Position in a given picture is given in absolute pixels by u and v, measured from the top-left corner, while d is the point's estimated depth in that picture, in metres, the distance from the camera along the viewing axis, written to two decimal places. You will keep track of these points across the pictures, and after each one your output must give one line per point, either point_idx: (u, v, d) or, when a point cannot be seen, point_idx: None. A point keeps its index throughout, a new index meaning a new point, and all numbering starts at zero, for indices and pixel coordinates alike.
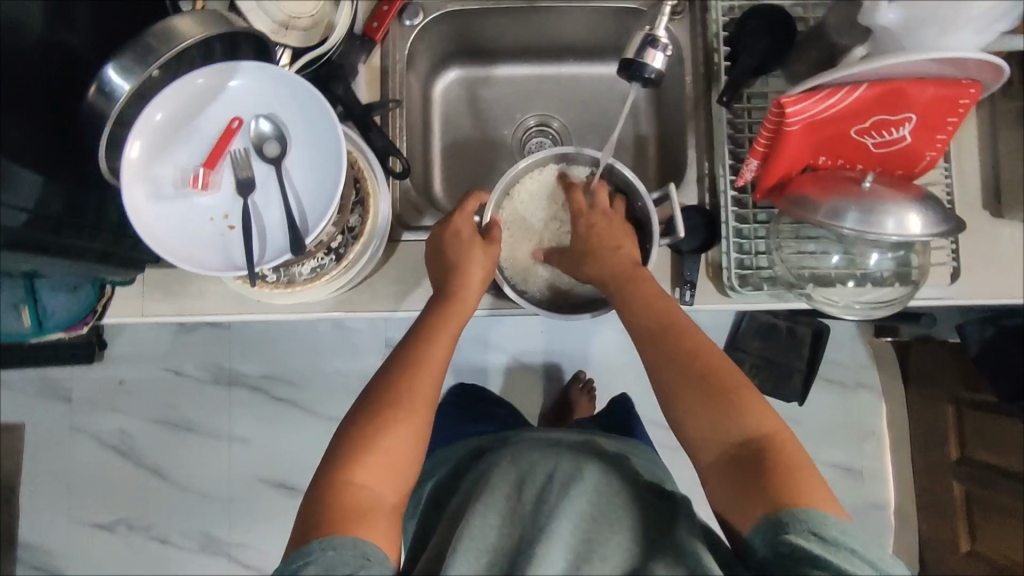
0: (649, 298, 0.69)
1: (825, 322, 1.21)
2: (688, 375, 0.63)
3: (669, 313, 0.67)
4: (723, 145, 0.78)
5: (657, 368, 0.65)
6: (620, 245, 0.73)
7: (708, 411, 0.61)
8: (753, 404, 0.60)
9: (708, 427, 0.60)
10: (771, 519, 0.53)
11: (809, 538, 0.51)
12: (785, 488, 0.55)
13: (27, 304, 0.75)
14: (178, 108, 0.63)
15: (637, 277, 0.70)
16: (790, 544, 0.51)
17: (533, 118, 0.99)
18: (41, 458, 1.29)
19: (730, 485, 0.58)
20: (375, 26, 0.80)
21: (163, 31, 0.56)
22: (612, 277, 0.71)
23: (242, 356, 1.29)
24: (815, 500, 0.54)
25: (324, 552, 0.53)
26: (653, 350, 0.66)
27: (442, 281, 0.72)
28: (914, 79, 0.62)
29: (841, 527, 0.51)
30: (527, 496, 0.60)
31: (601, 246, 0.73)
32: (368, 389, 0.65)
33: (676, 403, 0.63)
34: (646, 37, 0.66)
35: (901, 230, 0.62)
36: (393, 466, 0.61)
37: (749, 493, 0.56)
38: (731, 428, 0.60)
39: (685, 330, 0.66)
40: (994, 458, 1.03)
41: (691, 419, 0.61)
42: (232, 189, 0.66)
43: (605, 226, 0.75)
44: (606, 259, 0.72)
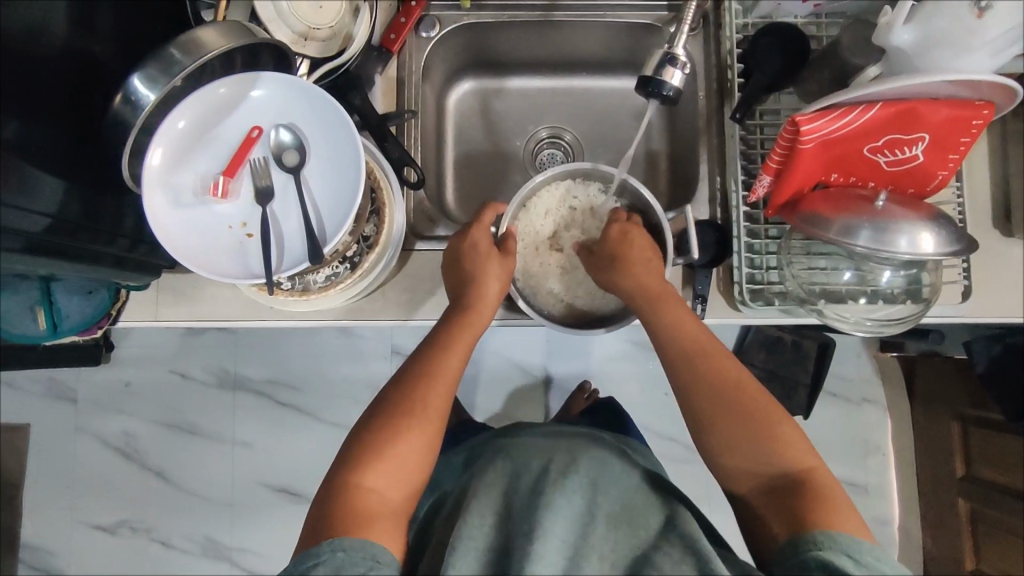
0: (679, 319, 0.70)
1: (831, 337, 1.21)
2: (725, 401, 0.65)
3: (701, 338, 0.69)
4: (735, 161, 0.79)
5: (693, 392, 0.67)
6: (652, 257, 0.72)
7: (746, 436, 0.64)
8: (788, 435, 0.64)
9: (746, 453, 0.63)
10: (805, 536, 0.55)
11: (843, 558, 0.53)
12: (820, 512, 0.57)
13: (42, 305, 0.72)
14: (201, 118, 0.64)
15: (668, 296, 0.70)
16: (820, 559, 0.53)
17: (545, 130, 1.00)
18: (45, 459, 1.29)
19: (767, 509, 0.61)
20: (392, 37, 0.81)
21: (189, 42, 0.57)
22: (641, 291, 0.71)
23: (249, 361, 1.29)
24: (847, 524, 0.56)
25: (333, 554, 0.53)
26: (686, 375, 0.68)
27: (459, 293, 0.72)
28: (927, 99, 0.63)
29: (874, 552, 0.53)
30: (522, 489, 0.60)
31: (631, 257, 0.72)
32: (382, 396, 0.66)
33: (712, 428, 0.65)
34: (665, 55, 0.66)
35: (913, 249, 0.63)
36: (404, 471, 0.61)
37: (786, 515, 0.59)
38: (769, 455, 0.63)
39: (720, 357, 0.68)
40: (1000, 476, 1.02)
41: (728, 443, 0.64)
42: (251, 197, 0.67)
43: (640, 238, 0.73)
44: (633, 274, 0.71)
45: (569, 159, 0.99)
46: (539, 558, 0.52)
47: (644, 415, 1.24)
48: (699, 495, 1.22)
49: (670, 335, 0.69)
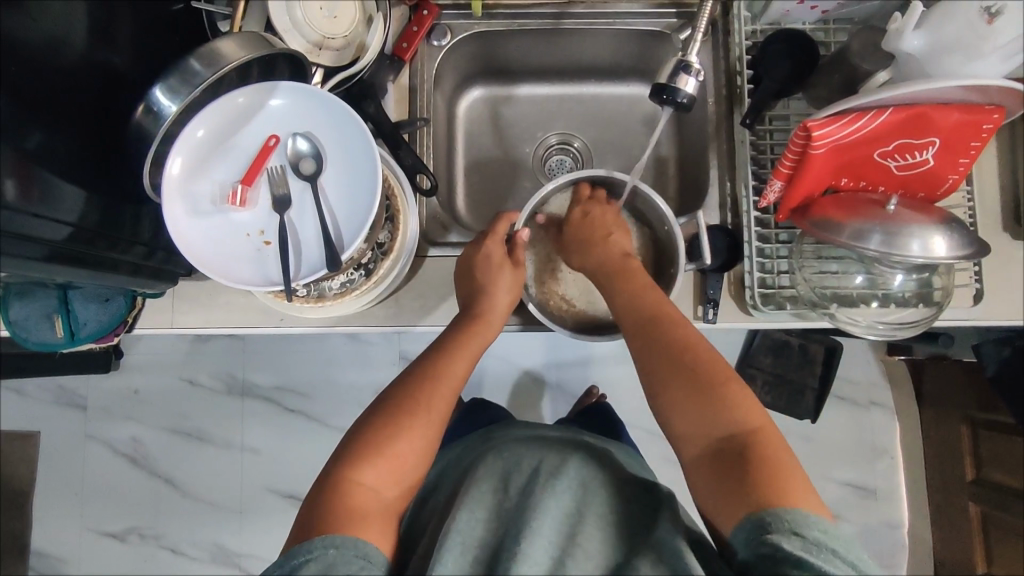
0: (638, 288, 0.72)
1: (838, 340, 1.21)
2: (675, 362, 0.65)
3: (660, 306, 0.69)
4: (746, 166, 0.79)
5: (650, 361, 0.66)
6: (610, 234, 0.77)
7: (695, 397, 0.62)
8: (739, 397, 0.62)
9: (695, 415, 0.62)
10: (753, 515, 0.53)
11: (791, 539, 0.51)
12: (766, 481, 0.56)
13: (60, 313, 0.75)
14: (220, 127, 0.65)
15: (627, 268, 0.74)
16: (768, 540, 0.51)
17: (555, 137, 1.01)
18: (55, 465, 1.29)
19: (713, 476, 0.59)
20: (405, 46, 0.83)
21: (209, 53, 0.58)
22: (602, 265, 0.76)
23: (258, 367, 1.30)
24: (798, 498, 0.55)
25: (325, 551, 0.53)
26: (641, 339, 0.68)
27: (469, 301, 0.73)
28: (937, 104, 0.63)
29: (821, 528, 0.51)
30: (514, 490, 0.61)
31: (594, 235, 0.78)
32: (384, 395, 0.66)
33: (665, 392, 0.64)
34: (679, 63, 0.67)
35: (926, 253, 0.63)
36: (402, 470, 0.61)
37: (732, 484, 0.57)
38: (717, 417, 0.61)
39: (676, 321, 0.68)
40: (1006, 478, 1.02)
41: (678, 405, 0.63)
42: (269, 205, 0.68)
43: (601, 216, 0.79)
44: (597, 249, 0.77)
45: (577, 165, 0.99)
46: (526, 557, 0.54)
47: (653, 420, 1.23)
48: None
49: (628, 300, 0.71)
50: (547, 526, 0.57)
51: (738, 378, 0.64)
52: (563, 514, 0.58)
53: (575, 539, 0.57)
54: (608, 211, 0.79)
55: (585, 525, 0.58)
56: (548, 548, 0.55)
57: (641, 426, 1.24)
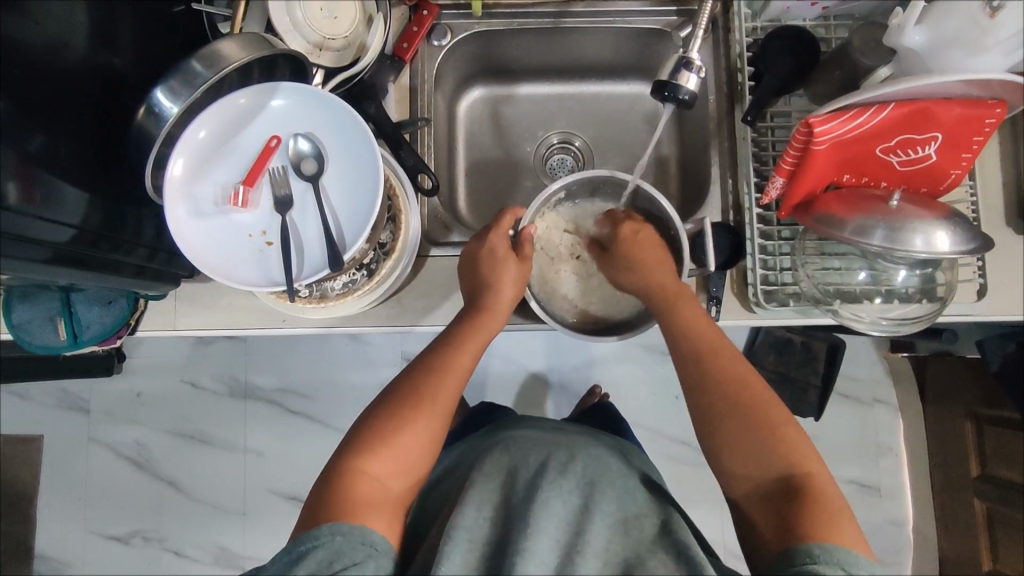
0: (692, 317, 0.70)
1: (841, 338, 1.21)
2: (730, 401, 0.64)
3: (716, 338, 0.68)
4: (747, 163, 0.79)
5: (700, 392, 0.66)
6: (663, 258, 0.75)
7: (752, 436, 0.62)
8: (793, 438, 0.62)
9: (752, 455, 0.61)
10: (800, 548, 0.54)
11: (839, 573, 0.51)
12: (820, 520, 0.55)
13: (62, 316, 0.75)
14: (221, 129, 0.65)
15: (681, 296, 0.71)
16: (816, 572, 0.52)
17: (556, 136, 1.00)
18: (58, 469, 1.29)
19: (766, 515, 0.59)
20: (405, 46, 0.82)
21: (210, 55, 0.58)
22: (655, 288, 0.73)
23: (260, 369, 1.30)
24: (844, 535, 0.55)
25: (332, 538, 0.54)
26: (696, 372, 0.67)
27: (474, 294, 0.73)
28: (940, 99, 0.63)
29: (869, 567, 0.52)
30: (520, 485, 0.61)
31: (647, 256, 0.75)
32: (390, 387, 0.66)
33: (715, 424, 0.64)
34: (680, 60, 0.67)
35: (929, 248, 0.63)
36: (407, 461, 0.61)
37: (782, 521, 0.57)
38: (775, 458, 0.61)
39: (731, 356, 0.67)
40: (1013, 474, 1.02)
41: (735, 443, 0.62)
42: (270, 206, 0.68)
43: (649, 237, 0.77)
44: (647, 270, 0.74)
45: (579, 164, 0.99)
46: (532, 555, 0.53)
47: (656, 419, 1.23)
48: (711, 498, 1.21)
49: (685, 331, 0.69)
50: (555, 525, 0.56)
51: (791, 417, 0.64)
52: (569, 513, 0.58)
53: (581, 539, 0.56)
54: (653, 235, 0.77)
55: (593, 524, 0.57)
56: (555, 546, 0.55)
57: (645, 425, 1.24)
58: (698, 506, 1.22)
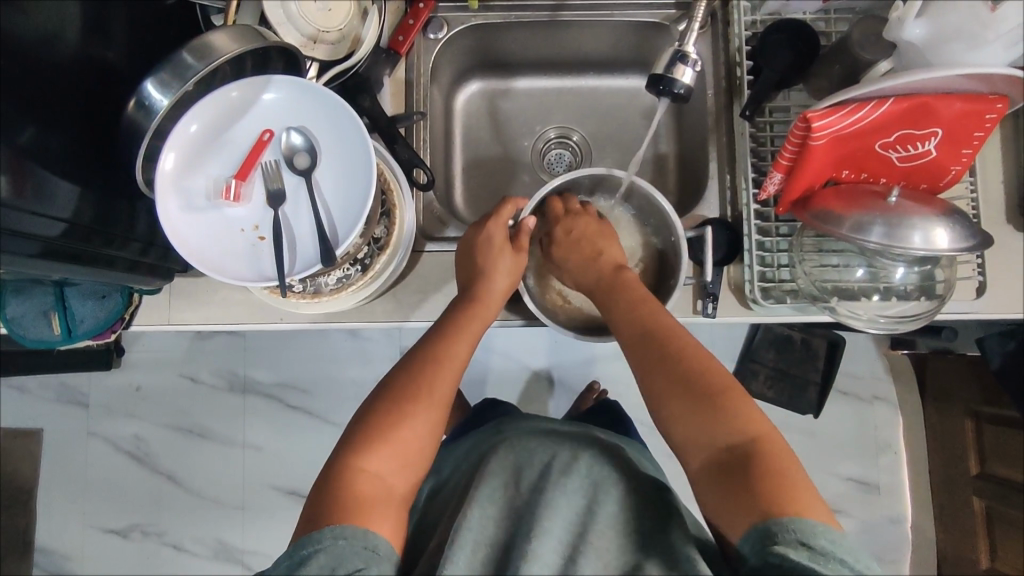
0: (635, 300, 0.70)
1: (840, 335, 1.20)
2: (672, 380, 0.63)
3: (657, 317, 0.68)
4: (745, 158, 0.79)
5: (647, 374, 0.65)
6: (600, 252, 0.76)
7: (694, 411, 0.61)
8: (741, 407, 0.60)
9: (696, 431, 0.60)
10: (760, 527, 0.52)
11: (798, 550, 0.50)
12: (775, 494, 0.54)
13: (56, 311, 0.76)
14: (212, 122, 0.64)
15: (620, 280, 0.73)
16: (776, 553, 0.50)
17: (553, 131, 1.00)
18: (57, 462, 1.30)
19: (720, 491, 0.57)
20: (400, 39, 0.82)
21: (201, 46, 0.58)
22: (597, 281, 0.75)
23: (258, 364, 1.30)
24: (804, 507, 0.53)
25: (334, 542, 0.53)
26: (640, 353, 0.66)
27: (468, 285, 0.73)
28: (940, 94, 0.62)
29: (827, 536, 0.51)
30: (524, 484, 0.61)
31: (585, 250, 0.76)
32: (387, 379, 0.66)
33: (662, 406, 0.63)
34: (676, 53, 0.66)
35: (928, 244, 0.62)
36: (406, 455, 0.61)
37: (738, 497, 0.55)
38: (719, 429, 0.59)
39: (673, 333, 0.66)
40: (1012, 472, 1.02)
41: (678, 421, 0.61)
42: (263, 200, 0.67)
43: (586, 230, 0.77)
44: (587, 266, 0.76)
45: (577, 159, 0.99)
46: (535, 557, 0.54)
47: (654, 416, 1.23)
48: None
49: (626, 314, 0.70)
50: (554, 524, 0.57)
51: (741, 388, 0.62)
52: (570, 512, 0.58)
53: (583, 539, 0.56)
54: (591, 223, 0.77)
55: (597, 523, 0.58)
56: (558, 547, 0.55)
57: (643, 422, 1.23)
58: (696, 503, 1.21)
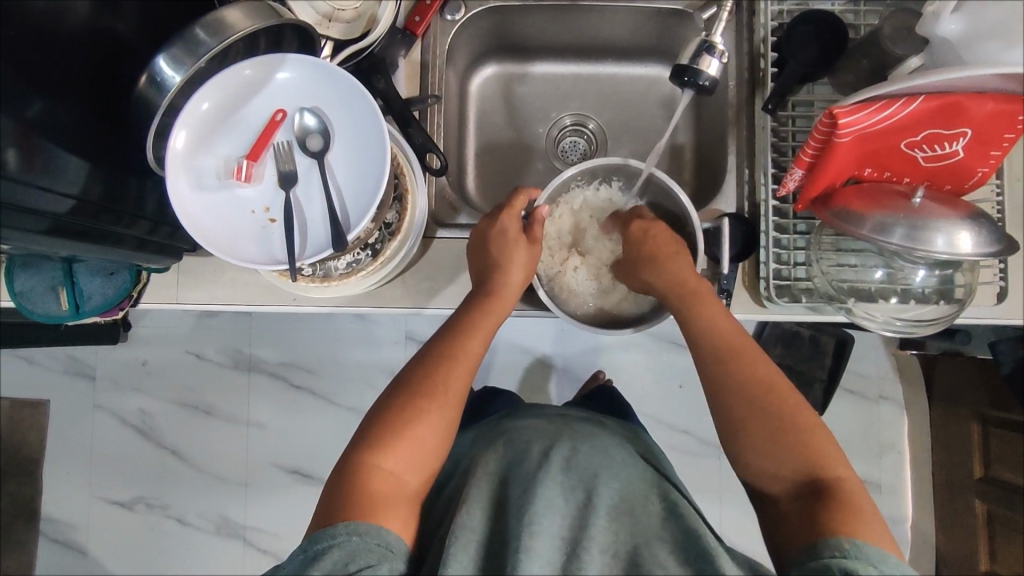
0: (720, 317, 0.68)
1: (851, 333, 1.18)
2: (759, 404, 0.63)
3: (741, 339, 0.67)
4: (766, 153, 0.77)
5: (728, 393, 0.64)
6: (681, 250, 0.73)
7: (774, 434, 0.61)
8: (821, 441, 0.61)
9: (775, 454, 0.60)
10: (829, 540, 0.52)
11: (864, 566, 0.49)
12: (850, 518, 0.54)
13: (64, 286, 0.76)
14: (224, 100, 0.63)
15: (704, 292, 0.70)
16: (844, 565, 0.50)
17: (569, 118, 0.98)
18: (64, 433, 1.31)
19: (793, 512, 0.57)
20: (417, 20, 0.80)
21: (214, 22, 0.56)
22: (675, 285, 0.70)
23: (264, 343, 1.30)
24: (875, 535, 0.53)
25: (348, 537, 0.53)
26: (721, 370, 0.65)
27: (483, 277, 0.71)
28: (972, 93, 0.60)
29: (900, 567, 0.50)
30: (522, 479, 0.60)
31: (659, 253, 0.73)
32: (402, 375, 0.65)
33: (745, 427, 0.62)
34: (702, 44, 0.65)
35: (951, 248, 0.61)
36: (420, 454, 0.60)
37: (808, 518, 0.56)
38: (797, 459, 0.60)
39: (754, 356, 0.66)
40: (1016, 477, 1.01)
41: (757, 442, 0.61)
42: (274, 181, 0.66)
43: (662, 233, 0.75)
44: (667, 268, 0.71)
45: (593, 148, 0.97)
46: (537, 554, 0.52)
47: (658, 407, 1.23)
48: (712, 487, 1.21)
49: (705, 328, 0.68)
50: (557, 517, 0.56)
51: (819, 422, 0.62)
52: (573, 507, 0.58)
53: (587, 532, 0.55)
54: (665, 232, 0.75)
55: (599, 517, 0.57)
56: (558, 544, 0.54)
57: (647, 413, 1.23)
58: (699, 497, 1.21)
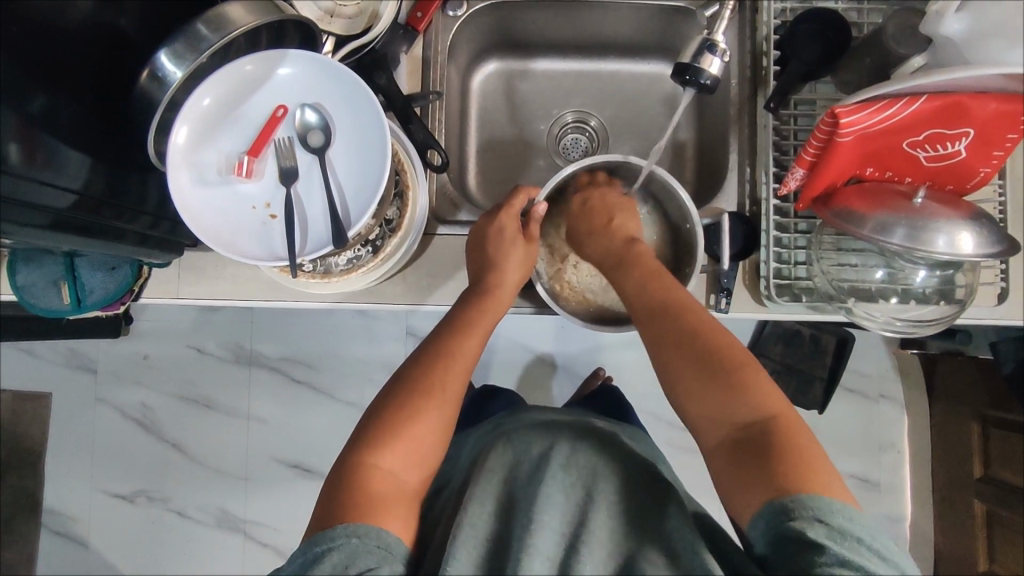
0: (647, 273, 0.70)
1: (851, 331, 1.19)
2: (691, 354, 0.62)
3: (674, 292, 0.67)
4: (768, 152, 0.77)
5: (664, 348, 0.64)
6: (612, 218, 0.76)
7: (708, 384, 0.60)
8: (756, 382, 0.60)
9: (710, 405, 0.60)
10: (778, 502, 0.52)
11: (816, 527, 0.50)
12: (792, 471, 0.54)
13: (66, 280, 0.76)
14: (225, 96, 0.63)
15: (633, 254, 0.72)
16: (794, 529, 0.50)
17: (571, 115, 0.98)
18: (66, 426, 1.31)
19: (734, 465, 0.57)
20: (420, 15, 0.80)
21: (216, 18, 0.56)
22: (607, 253, 0.75)
23: (266, 338, 1.30)
24: (824, 486, 0.53)
25: (348, 540, 0.53)
26: (654, 325, 0.65)
27: (479, 275, 0.72)
28: (976, 93, 0.60)
29: (847, 514, 0.50)
30: (521, 479, 0.61)
31: (600, 222, 0.76)
32: (400, 372, 0.65)
33: (680, 379, 0.62)
34: (704, 42, 0.65)
35: (952, 249, 0.61)
36: (418, 450, 0.60)
37: (752, 473, 0.55)
38: (733, 402, 0.59)
39: (687, 307, 0.65)
40: (1014, 477, 1.01)
41: (693, 395, 0.61)
42: (276, 177, 0.66)
43: (602, 199, 0.78)
44: (601, 236, 0.76)
45: (594, 145, 0.97)
46: (536, 551, 0.53)
47: (658, 405, 1.23)
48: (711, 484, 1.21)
49: (637, 287, 0.69)
50: (556, 515, 0.56)
51: (758, 365, 0.62)
52: (572, 505, 0.58)
53: (585, 529, 0.56)
54: (607, 195, 0.78)
55: (598, 515, 0.57)
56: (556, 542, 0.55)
57: (647, 411, 1.23)
58: (698, 494, 1.21)
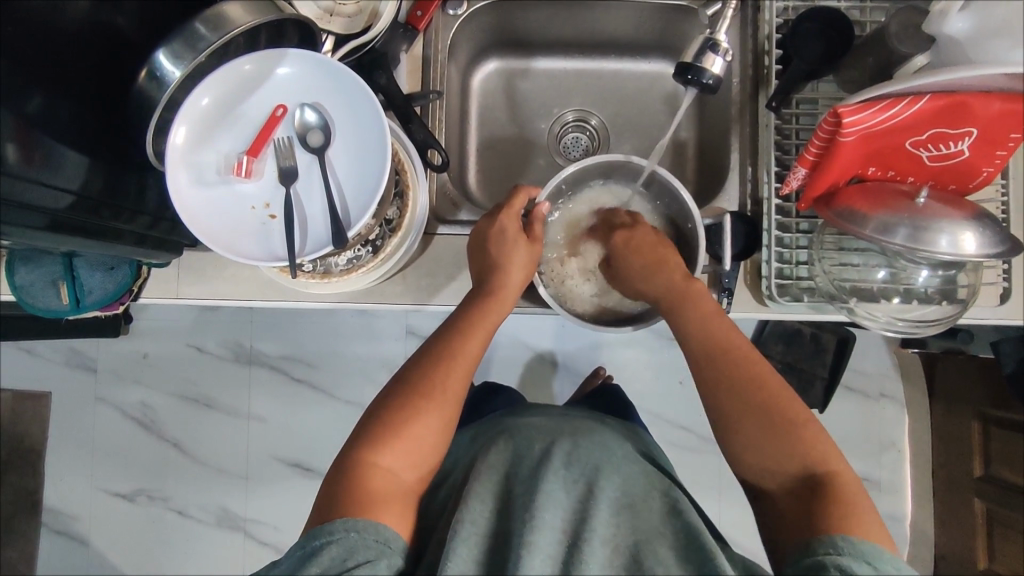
0: (706, 316, 0.67)
1: (852, 330, 1.18)
2: (749, 403, 0.62)
3: (729, 334, 0.66)
4: (770, 151, 0.77)
5: (722, 393, 0.63)
6: (664, 257, 0.72)
7: (763, 433, 0.61)
8: (807, 433, 0.60)
9: (766, 452, 0.60)
10: (823, 538, 0.52)
11: (862, 566, 0.50)
12: (843, 515, 0.54)
13: (65, 280, 0.76)
14: (224, 96, 0.63)
15: (690, 290, 0.69)
16: (836, 563, 0.50)
17: (572, 113, 0.97)
18: (66, 425, 1.31)
19: (787, 513, 0.58)
20: (420, 14, 0.79)
21: (214, 17, 0.56)
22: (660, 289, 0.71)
23: (265, 337, 1.30)
24: (871, 532, 0.53)
25: (347, 533, 0.53)
26: (709, 369, 0.65)
27: (483, 276, 0.71)
28: (979, 92, 0.60)
29: (894, 561, 0.50)
30: (522, 477, 0.60)
31: (647, 260, 0.72)
32: (401, 373, 0.65)
33: (737, 424, 0.62)
34: (706, 41, 0.64)
35: (954, 250, 0.61)
36: (418, 451, 0.60)
37: (803, 518, 0.56)
38: (792, 455, 0.59)
39: (741, 351, 0.65)
40: (1014, 476, 1.01)
41: (748, 441, 0.61)
42: (275, 177, 0.66)
43: (645, 239, 0.74)
44: (652, 274, 0.71)
45: (595, 144, 0.97)
46: (536, 549, 0.53)
47: (659, 404, 1.23)
48: (711, 483, 1.21)
49: (694, 327, 0.67)
50: (557, 513, 0.56)
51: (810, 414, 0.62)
52: (572, 502, 0.58)
53: (586, 525, 0.55)
54: (648, 234, 0.74)
55: (599, 512, 0.57)
56: (556, 539, 0.54)
57: (647, 410, 1.23)
58: (699, 493, 1.21)
